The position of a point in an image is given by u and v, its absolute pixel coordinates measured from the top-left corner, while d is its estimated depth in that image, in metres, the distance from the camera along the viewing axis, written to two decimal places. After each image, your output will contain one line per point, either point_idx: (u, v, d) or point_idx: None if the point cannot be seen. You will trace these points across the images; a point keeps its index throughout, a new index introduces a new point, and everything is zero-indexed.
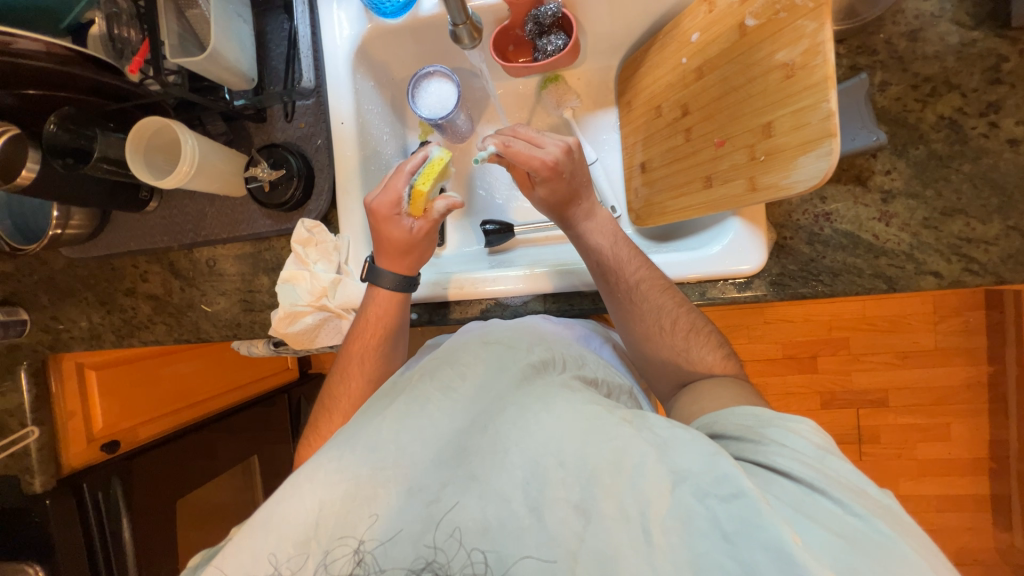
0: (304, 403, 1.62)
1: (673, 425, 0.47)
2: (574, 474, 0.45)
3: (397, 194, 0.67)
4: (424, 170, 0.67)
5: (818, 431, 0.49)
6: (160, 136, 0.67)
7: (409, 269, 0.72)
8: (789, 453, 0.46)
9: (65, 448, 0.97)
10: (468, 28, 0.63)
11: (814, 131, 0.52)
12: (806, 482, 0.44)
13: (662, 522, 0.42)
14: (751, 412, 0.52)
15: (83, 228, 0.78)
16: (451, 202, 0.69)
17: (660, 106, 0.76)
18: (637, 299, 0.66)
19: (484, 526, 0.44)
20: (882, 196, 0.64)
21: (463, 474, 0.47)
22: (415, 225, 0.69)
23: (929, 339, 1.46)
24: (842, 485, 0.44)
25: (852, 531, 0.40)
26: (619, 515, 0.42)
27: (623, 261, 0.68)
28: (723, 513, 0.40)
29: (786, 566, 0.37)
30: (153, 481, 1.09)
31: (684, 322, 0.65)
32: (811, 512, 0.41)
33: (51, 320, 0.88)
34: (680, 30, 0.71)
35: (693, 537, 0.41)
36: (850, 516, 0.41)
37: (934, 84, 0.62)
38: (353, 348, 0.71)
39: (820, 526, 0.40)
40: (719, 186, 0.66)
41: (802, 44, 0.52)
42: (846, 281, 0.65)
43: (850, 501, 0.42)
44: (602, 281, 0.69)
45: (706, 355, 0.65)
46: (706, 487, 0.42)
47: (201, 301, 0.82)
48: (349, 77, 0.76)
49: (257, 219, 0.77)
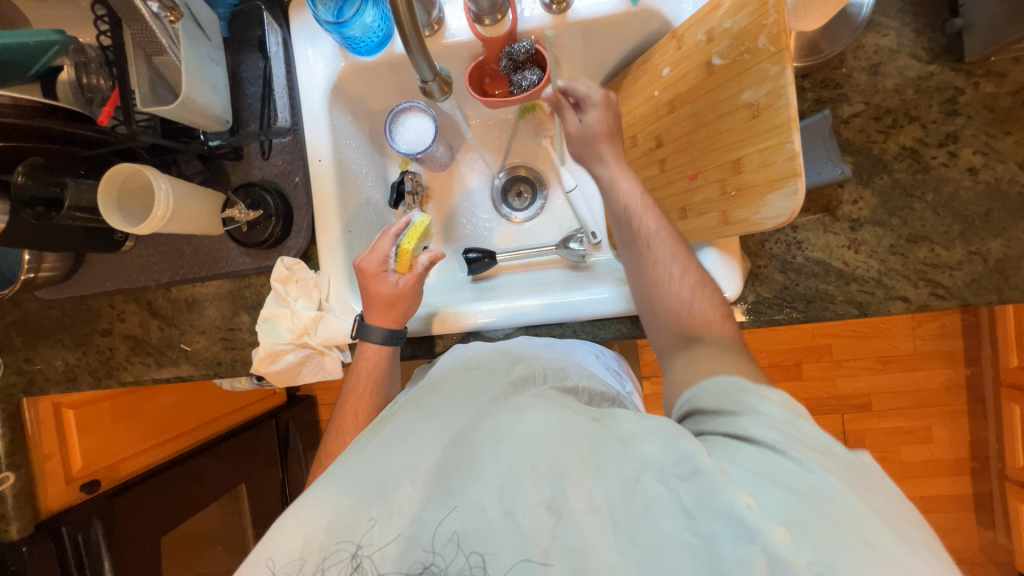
0: (292, 426, 1.64)
1: (642, 419, 0.49)
2: (544, 476, 0.45)
3: (384, 254, 0.71)
4: (409, 232, 0.72)
5: (792, 400, 0.49)
6: (134, 180, 0.67)
7: (395, 323, 0.72)
8: (759, 420, 0.47)
9: (42, 490, 0.95)
10: (438, 83, 0.64)
11: (779, 170, 0.54)
12: (770, 446, 0.45)
13: (627, 510, 0.43)
14: (729, 380, 0.52)
15: (57, 270, 0.77)
16: (434, 255, 0.72)
17: (635, 137, 0.78)
18: (654, 244, 0.64)
19: (468, 531, 0.44)
20: (851, 224, 0.66)
21: (440, 492, 0.47)
22: (401, 280, 0.71)
23: (908, 343, 1.50)
24: (806, 445, 0.44)
25: (811, 487, 0.41)
26: (588, 509, 0.43)
27: (648, 208, 0.66)
28: (682, 492, 0.42)
29: (740, 528, 0.38)
30: (136, 519, 1.06)
31: (692, 276, 0.63)
32: (772, 475, 0.42)
33: (24, 363, 0.86)
34: (652, 64, 0.72)
35: (657, 517, 0.41)
36: (811, 475, 0.42)
37: (895, 116, 0.64)
38: (348, 407, 0.72)
39: (777, 487, 0.41)
40: (693, 218, 0.68)
41: (765, 86, 0.54)
42: (819, 307, 0.66)
43: (810, 462, 0.43)
44: (625, 225, 0.66)
45: (707, 308, 0.61)
46: (670, 470, 0.43)
47: (180, 340, 0.81)
48: (326, 114, 0.75)
49: (236, 257, 0.76)
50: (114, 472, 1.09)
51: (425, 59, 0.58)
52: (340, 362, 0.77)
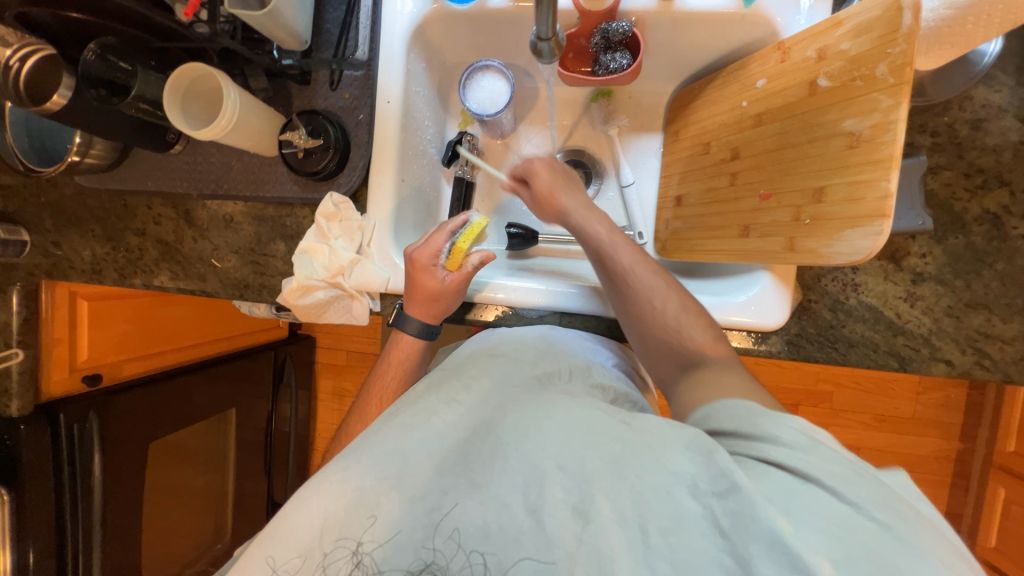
0: (290, 361, 1.67)
1: (667, 425, 0.47)
2: (572, 478, 0.45)
3: (436, 248, 0.71)
4: (464, 231, 0.72)
5: (814, 426, 0.44)
6: (203, 84, 0.65)
7: (432, 319, 0.73)
8: (782, 444, 0.42)
9: (46, 374, 0.95)
10: (550, 45, 0.60)
11: (866, 208, 0.52)
12: (800, 469, 0.40)
13: (658, 525, 0.41)
14: (738, 404, 0.48)
15: (102, 159, 0.75)
16: (487, 255, 0.71)
17: (709, 144, 0.75)
18: (631, 278, 0.67)
19: (483, 530, 0.44)
20: (913, 276, 0.64)
21: (464, 482, 0.47)
22: (447, 278, 0.71)
23: (909, 408, 1.54)
24: (839, 471, 0.40)
25: (851, 520, 0.37)
26: (616, 518, 0.42)
27: (618, 245, 0.70)
28: (718, 510, 0.39)
29: (784, 559, 0.36)
30: (131, 421, 1.07)
31: (677, 303, 0.65)
32: (802, 501, 0.39)
33: (51, 246, 0.85)
34: (746, 72, 0.69)
35: (688, 536, 0.40)
36: (844, 505, 0.38)
37: (986, 177, 0.62)
38: (373, 393, 0.73)
39: (816, 514, 0.38)
40: (755, 239, 0.66)
41: (873, 117, 0.52)
42: (860, 353, 0.66)
43: (846, 491, 0.39)
44: (598, 265, 0.71)
45: (700, 334, 0.62)
46: (703, 487, 0.41)
47: (212, 255, 0.80)
48: (403, 55, 0.73)
49: (284, 183, 0.75)
50: (115, 370, 1.10)
51: (550, 13, 0.56)
52: (368, 310, 0.76)
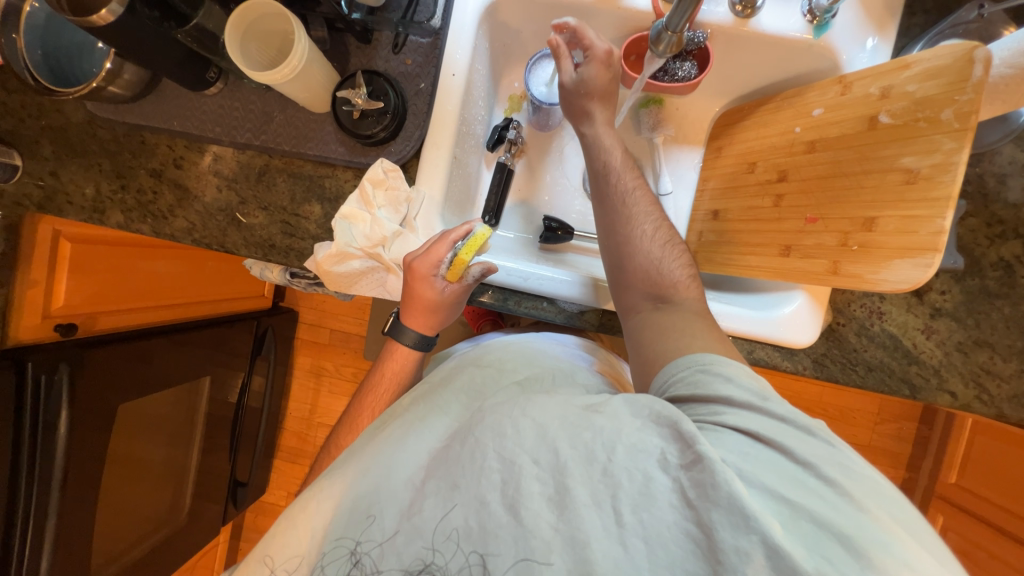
0: (271, 333, 1.59)
1: (636, 404, 0.50)
2: (546, 469, 0.48)
3: (436, 260, 0.68)
4: (467, 243, 0.67)
5: (756, 375, 0.53)
6: (266, 23, 0.60)
7: (428, 329, 0.75)
8: (735, 411, 0.49)
9: (16, 317, 0.86)
10: (672, 39, 0.61)
11: (919, 240, 0.55)
12: (751, 434, 0.47)
13: (630, 502, 0.44)
14: (701, 357, 0.55)
15: (128, 89, 0.69)
16: (490, 270, 0.69)
17: (755, 164, 0.78)
18: (630, 202, 0.72)
19: (467, 532, 0.48)
20: (932, 311, 0.69)
21: (445, 484, 0.52)
22: (447, 289, 0.70)
23: (866, 436, 1.70)
24: (787, 428, 0.47)
25: (796, 481, 0.44)
26: (591, 502, 0.45)
27: (616, 172, 0.74)
28: (687, 482, 0.43)
29: (739, 518, 0.40)
30: (107, 379, 0.97)
31: (663, 232, 0.70)
32: (759, 467, 0.44)
33: (47, 176, 0.76)
34: (802, 100, 0.73)
35: (660, 509, 0.43)
36: (794, 466, 0.45)
37: (1005, 227, 0.68)
38: (365, 402, 0.77)
39: (767, 482, 0.43)
40: (796, 259, 0.69)
41: (933, 157, 0.55)
42: (877, 376, 0.70)
43: (795, 450, 0.45)
44: (602, 180, 0.74)
45: (677, 268, 0.68)
46: (673, 461, 0.44)
47: (237, 209, 0.74)
48: (473, 30, 0.71)
49: (330, 142, 0.71)
50: (92, 323, 1.00)
51: (686, 12, 0.56)
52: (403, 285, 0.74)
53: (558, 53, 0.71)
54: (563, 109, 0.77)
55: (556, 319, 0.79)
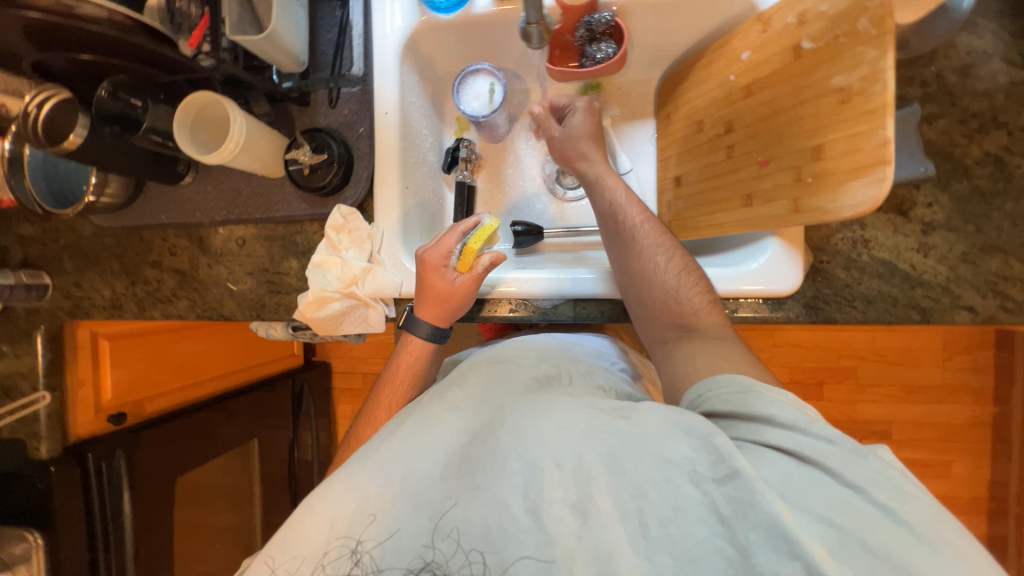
0: (308, 390, 1.64)
1: (667, 413, 0.52)
2: (570, 475, 0.50)
3: (448, 248, 0.73)
4: (477, 231, 0.74)
5: (799, 402, 0.52)
6: (210, 111, 0.67)
7: (442, 321, 0.75)
8: (779, 429, 0.48)
9: (72, 416, 0.96)
10: (539, 29, 0.68)
11: (867, 157, 0.52)
12: (796, 454, 0.47)
13: (658, 515, 0.47)
14: (736, 379, 0.55)
15: (117, 197, 0.78)
16: (498, 255, 0.72)
17: (702, 122, 0.77)
18: (639, 236, 0.72)
19: (485, 534, 0.50)
20: (923, 227, 0.64)
21: (466, 485, 0.53)
22: (458, 278, 0.72)
23: (936, 374, 1.58)
24: (836, 451, 0.46)
25: (845, 504, 0.44)
26: (617, 514, 0.48)
27: (623, 205, 0.75)
28: (719, 498, 0.45)
29: (779, 540, 0.42)
30: (158, 457, 1.07)
31: (677, 262, 0.70)
32: (801, 489, 0.45)
33: (72, 287, 0.87)
34: (730, 48, 0.71)
35: (691, 525, 0.46)
36: (841, 487, 0.45)
37: (982, 121, 0.62)
38: (382, 397, 0.75)
39: (812, 503, 0.44)
40: (760, 206, 0.66)
41: (861, 70, 0.52)
42: (879, 309, 0.65)
43: (844, 473, 0.45)
44: (607, 216, 0.76)
45: (695, 295, 0.67)
46: (703, 473, 0.46)
47: (227, 280, 0.81)
48: (396, 68, 0.75)
49: (292, 202, 0.77)
50: (139, 409, 1.11)
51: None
52: (384, 317, 0.77)
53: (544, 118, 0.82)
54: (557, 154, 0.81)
55: (532, 320, 0.80)
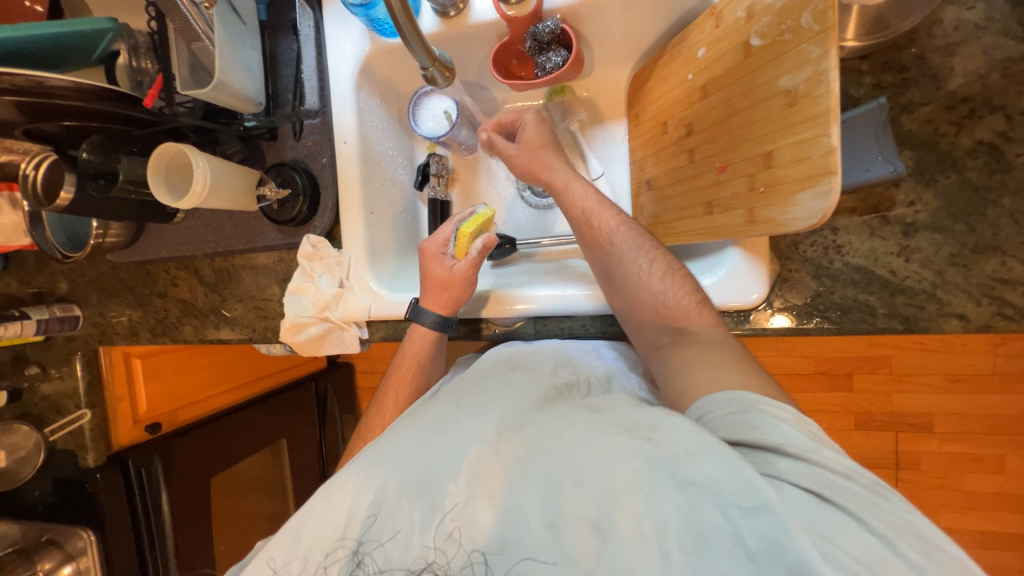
0: (331, 390, 1.75)
1: (699, 430, 0.47)
2: (591, 493, 0.48)
3: (444, 238, 0.78)
4: (469, 218, 0.78)
5: (801, 419, 0.50)
6: (182, 157, 0.72)
7: (445, 309, 0.76)
8: (800, 462, 0.45)
9: (114, 426, 1.09)
10: (439, 70, 0.58)
11: (814, 166, 0.48)
12: (816, 491, 0.44)
13: (681, 542, 0.43)
14: (734, 396, 0.52)
15: (121, 237, 0.86)
16: (488, 241, 0.76)
17: (666, 123, 0.73)
18: (617, 241, 0.69)
19: (500, 545, 0.49)
20: (904, 229, 0.58)
21: (483, 493, 0.51)
22: (457, 264, 0.76)
23: (987, 363, 1.43)
24: (856, 490, 0.44)
25: (877, 553, 0.40)
26: (638, 538, 0.45)
27: (600, 208, 0.72)
28: (747, 529, 0.42)
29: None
30: (190, 460, 1.19)
31: (659, 264, 0.67)
32: (829, 529, 0.41)
33: (98, 316, 0.97)
34: (687, 44, 0.67)
35: (716, 554, 0.42)
36: (870, 534, 0.41)
37: (973, 105, 0.55)
38: (391, 384, 0.77)
39: (844, 545, 0.40)
40: (719, 215, 0.63)
41: (805, 70, 0.48)
42: (855, 318, 0.60)
43: (871, 519, 0.42)
44: (584, 225, 0.73)
45: (681, 297, 0.64)
46: (731, 500, 0.43)
47: (222, 306, 0.88)
48: (353, 96, 0.77)
49: (269, 232, 0.81)
50: (172, 418, 1.23)
51: (419, 43, 0.53)
52: (358, 339, 0.80)
53: (492, 141, 0.80)
54: (519, 169, 0.79)
55: (496, 337, 0.82)
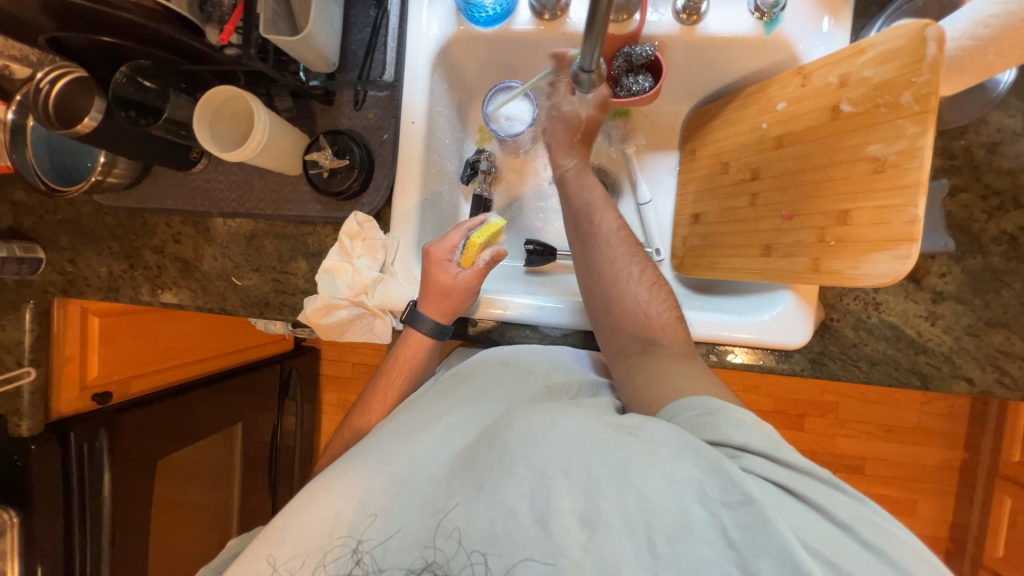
0: (295, 375, 1.62)
1: (671, 429, 0.50)
2: (578, 485, 0.48)
3: (453, 243, 0.71)
4: (481, 227, 0.71)
5: (762, 423, 0.53)
6: (232, 105, 0.65)
7: (443, 317, 0.72)
8: (763, 457, 0.48)
9: (57, 393, 0.94)
10: (592, 77, 0.49)
11: (894, 231, 0.53)
12: (783, 484, 0.46)
13: (665, 533, 0.45)
14: (702, 402, 0.54)
15: (124, 178, 0.75)
16: (498, 253, 0.70)
17: (728, 164, 0.76)
18: (611, 243, 0.70)
19: (489, 537, 0.48)
20: (933, 296, 0.65)
21: (471, 488, 0.51)
22: (460, 274, 0.70)
23: (914, 418, 1.63)
24: (815, 482, 0.47)
25: (835, 539, 0.44)
26: (623, 529, 0.46)
27: (602, 209, 0.73)
28: (730, 521, 0.44)
29: (789, 568, 0.41)
30: (140, 439, 1.04)
31: (648, 274, 0.69)
32: (794, 517, 0.44)
33: (68, 263, 0.84)
34: (766, 95, 0.71)
35: (698, 545, 0.44)
36: (829, 522, 0.45)
37: (1003, 199, 0.63)
38: (378, 389, 0.74)
39: (806, 530, 0.44)
40: (777, 258, 0.66)
41: (898, 143, 0.53)
42: (882, 371, 0.66)
43: (832, 509, 0.45)
44: (581, 221, 0.73)
45: (662, 311, 0.66)
46: (714, 497, 0.45)
47: (232, 273, 0.79)
48: (427, 77, 0.74)
49: (307, 202, 0.75)
50: (125, 388, 1.08)
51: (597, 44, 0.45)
52: (390, 328, 0.76)
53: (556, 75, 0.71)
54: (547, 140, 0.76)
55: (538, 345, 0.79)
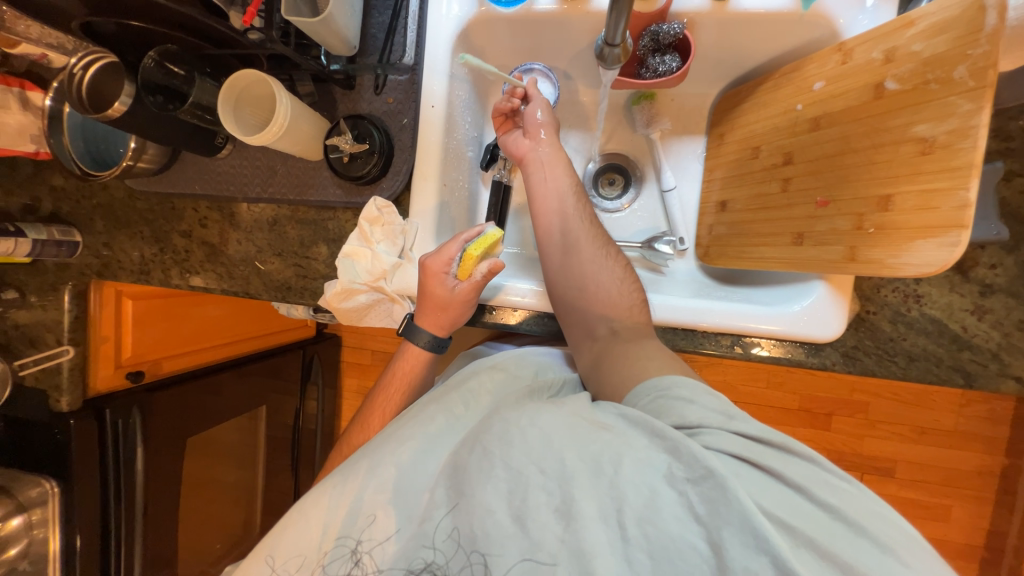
0: (317, 361, 1.66)
1: (636, 421, 0.51)
2: (553, 479, 0.48)
3: (448, 256, 0.68)
4: (477, 239, 0.69)
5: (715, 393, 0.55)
6: (256, 89, 0.66)
7: (442, 330, 0.74)
8: (720, 433, 0.49)
9: (94, 371, 0.98)
10: (616, 52, 0.60)
11: (942, 217, 0.49)
12: (740, 456, 0.47)
13: (635, 515, 0.45)
14: (654, 384, 0.57)
15: (154, 163, 0.77)
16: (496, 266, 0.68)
17: (758, 149, 0.73)
18: (583, 233, 0.72)
19: (471, 534, 0.49)
20: (981, 289, 0.61)
21: (453, 491, 0.52)
22: (456, 288, 0.69)
23: (951, 420, 1.55)
24: (770, 449, 0.49)
25: (798, 510, 0.45)
26: (598, 516, 0.46)
27: (575, 198, 0.74)
28: (696, 497, 0.45)
29: (750, 536, 0.42)
30: (170, 418, 1.08)
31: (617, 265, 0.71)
32: (756, 490, 0.45)
33: (102, 247, 0.87)
34: (802, 74, 0.67)
35: (666, 522, 0.45)
36: (790, 493, 0.46)
37: None
38: (375, 403, 0.76)
39: (765, 501, 0.45)
40: (811, 247, 0.63)
41: (949, 122, 0.49)
42: (922, 367, 0.63)
43: (790, 475, 0.47)
44: (557, 209, 0.74)
45: (626, 300, 0.68)
46: (678, 474, 0.46)
47: (255, 258, 0.81)
48: (447, 60, 0.73)
49: (328, 187, 0.75)
50: (158, 368, 1.12)
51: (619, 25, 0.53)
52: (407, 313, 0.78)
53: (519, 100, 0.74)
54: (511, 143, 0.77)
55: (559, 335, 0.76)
